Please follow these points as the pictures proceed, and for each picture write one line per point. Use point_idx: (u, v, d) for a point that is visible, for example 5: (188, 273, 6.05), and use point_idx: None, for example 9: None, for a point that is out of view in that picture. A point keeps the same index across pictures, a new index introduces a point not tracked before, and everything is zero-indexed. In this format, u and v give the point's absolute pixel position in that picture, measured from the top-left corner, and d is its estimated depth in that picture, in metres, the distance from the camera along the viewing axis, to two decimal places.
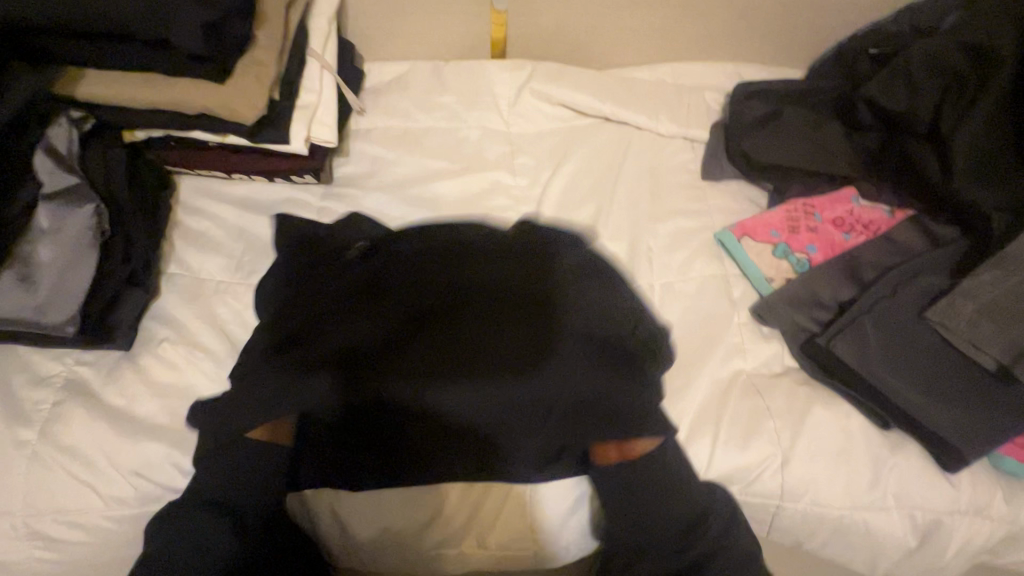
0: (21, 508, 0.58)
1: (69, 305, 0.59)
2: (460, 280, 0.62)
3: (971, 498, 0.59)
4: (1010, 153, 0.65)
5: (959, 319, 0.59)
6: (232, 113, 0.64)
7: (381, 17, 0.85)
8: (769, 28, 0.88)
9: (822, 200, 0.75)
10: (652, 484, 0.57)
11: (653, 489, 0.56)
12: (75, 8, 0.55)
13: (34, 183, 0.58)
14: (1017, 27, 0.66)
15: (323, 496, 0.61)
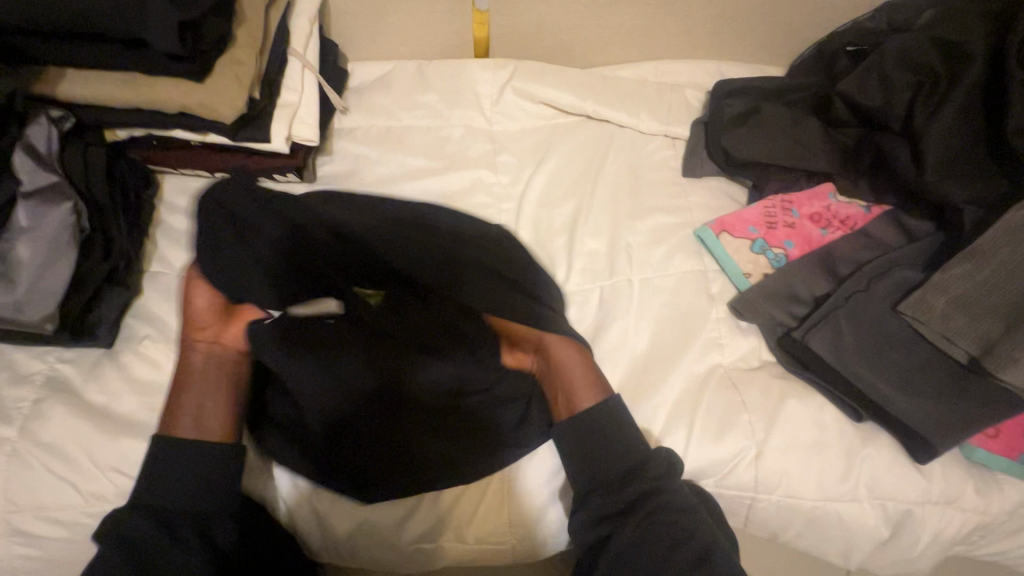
0: (1, 504, 0.59)
1: (47, 302, 0.59)
2: (469, 250, 0.63)
3: (942, 489, 0.59)
4: (982, 149, 0.66)
5: (931, 311, 0.59)
6: (210, 111, 0.64)
7: (364, 17, 0.86)
8: (750, 26, 0.89)
9: (800, 196, 0.76)
10: (601, 449, 0.57)
11: (602, 449, 0.57)
12: (51, 8, 0.55)
13: (13, 182, 0.60)
14: (988, 23, 0.67)
15: (291, 487, 0.62)
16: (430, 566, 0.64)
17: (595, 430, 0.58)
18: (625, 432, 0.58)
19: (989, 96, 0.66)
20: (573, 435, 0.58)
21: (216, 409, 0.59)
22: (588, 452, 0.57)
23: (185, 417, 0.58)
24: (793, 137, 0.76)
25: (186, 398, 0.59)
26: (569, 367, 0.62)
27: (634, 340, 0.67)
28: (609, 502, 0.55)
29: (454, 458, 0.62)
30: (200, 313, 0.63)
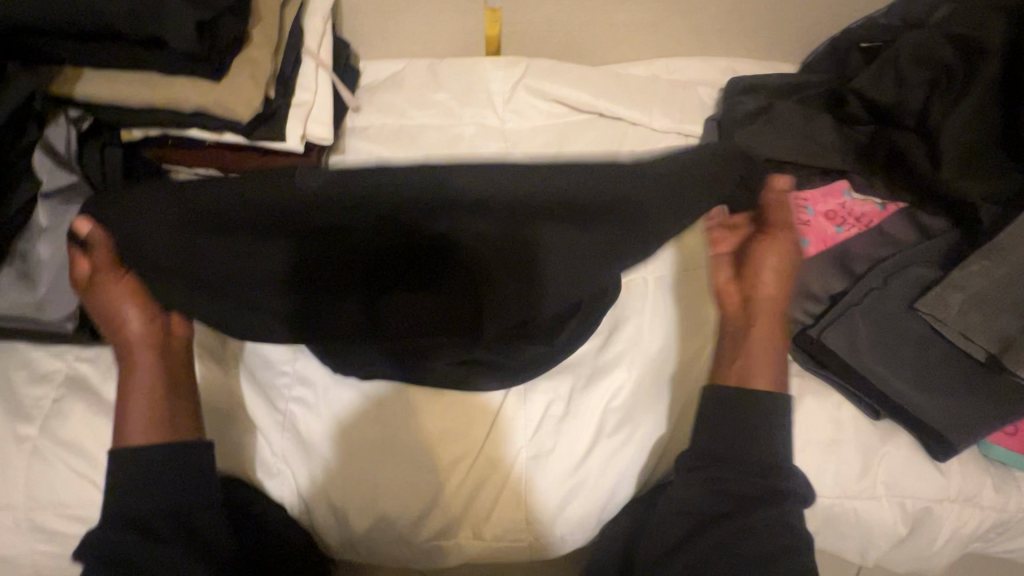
0: (23, 501, 0.60)
1: (66, 302, 0.60)
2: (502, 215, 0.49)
3: (960, 487, 0.59)
4: (999, 145, 0.66)
5: (948, 309, 0.59)
6: (226, 110, 0.65)
7: (376, 15, 0.86)
8: (762, 23, 0.89)
9: (815, 193, 0.76)
10: (751, 436, 0.55)
11: (754, 433, 0.55)
12: (69, 8, 0.55)
13: (32, 180, 0.60)
14: (1005, 18, 0.67)
15: (306, 482, 0.62)
16: (447, 562, 0.65)
17: (750, 416, 0.56)
18: (777, 420, 0.56)
19: (1007, 92, 0.66)
20: (726, 412, 0.57)
21: (166, 417, 0.57)
22: (732, 435, 0.56)
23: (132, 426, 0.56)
24: (807, 134, 0.76)
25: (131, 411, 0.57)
26: (758, 345, 0.61)
27: (647, 340, 0.65)
28: (748, 485, 0.53)
29: (468, 454, 0.62)
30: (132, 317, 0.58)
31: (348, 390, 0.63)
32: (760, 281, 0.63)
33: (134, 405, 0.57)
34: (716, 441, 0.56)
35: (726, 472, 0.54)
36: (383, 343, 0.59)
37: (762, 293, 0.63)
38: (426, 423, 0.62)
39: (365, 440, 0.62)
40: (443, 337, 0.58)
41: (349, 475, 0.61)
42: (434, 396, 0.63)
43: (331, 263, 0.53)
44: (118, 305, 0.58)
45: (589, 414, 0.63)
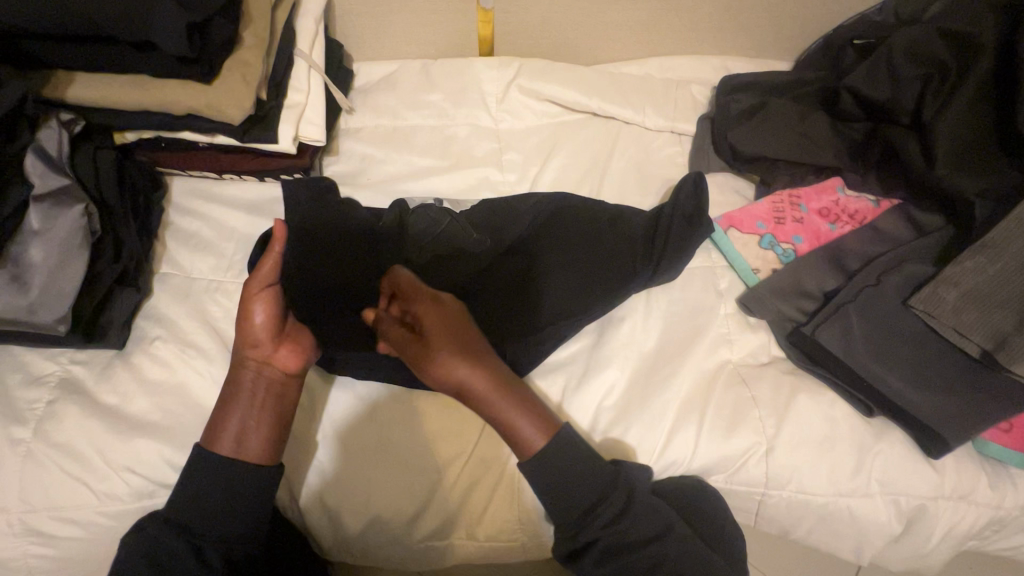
0: (17, 505, 0.60)
1: (60, 304, 0.59)
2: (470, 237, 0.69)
3: (954, 484, 0.59)
4: (992, 140, 0.65)
5: (943, 305, 0.59)
6: (218, 113, 0.65)
7: (370, 16, 0.86)
8: (755, 21, 0.89)
9: (809, 191, 0.75)
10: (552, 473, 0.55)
11: (573, 485, 0.55)
12: (59, 12, 0.56)
13: (24, 185, 0.59)
14: (997, 13, 0.66)
15: (300, 485, 0.62)
16: (442, 563, 0.64)
17: (565, 460, 0.55)
18: (585, 448, 0.56)
19: (999, 88, 0.65)
20: (543, 468, 0.54)
21: (269, 431, 0.58)
22: (565, 491, 0.55)
23: (224, 437, 0.57)
24: (800, 132, 0.75)
25: (231, 419, 0.57)
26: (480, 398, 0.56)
27: (641, 337, 0.67)
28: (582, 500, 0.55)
29: (462, 455, 0.62)
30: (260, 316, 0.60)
31: (347, 393, 0.64)
32: (441, 340, 0.55)
33: (261, 401, 0.58)
34: (547, 487, 0.55)
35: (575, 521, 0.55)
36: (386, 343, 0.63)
37: (454, 363, 0.55)
38: (423, 423, 0.62)
39: (360, 443, 0.62)
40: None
41: (345, 476, 0.61)
42: (427, 399, 0.63)
43: (351, 259, 0.64)
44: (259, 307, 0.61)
45: (583, 416, 0.63)
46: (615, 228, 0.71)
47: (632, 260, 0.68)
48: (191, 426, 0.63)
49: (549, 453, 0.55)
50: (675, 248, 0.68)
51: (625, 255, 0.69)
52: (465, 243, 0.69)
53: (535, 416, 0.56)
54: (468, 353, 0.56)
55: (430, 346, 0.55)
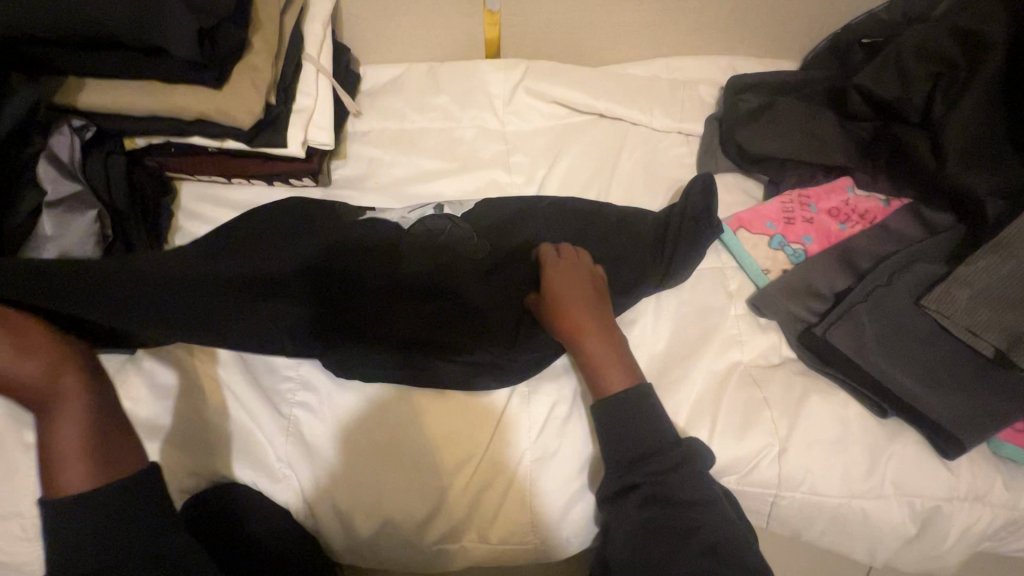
0: (31, 509, 0.60)
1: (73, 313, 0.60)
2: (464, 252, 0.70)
3: (970, 485, 0.58)
4: (1004, 138, 0.65)
5: (955, 306, 0.58)
6: (230, 117, 0.65)
7: (377, 20, 0.86)
8: (762, 21, 0.89)
9: (818, 190, 0.75)
10: (630, 441, 0.56)
11: (626, 431, 0.56)
12: (69, 20, 0.56)
13: (36, 191, 0.61)
14: (1009, 10, 0.66)
15: (311, 488, 0.62)
16: (451, 566, 0.64)
17: (624, 414, 0.57)
18: (653, 427, 0.56)
19: (1008, 86, 0.65)
20: (609, 419, 0.57)
21: (108, 445, 0.54)
22: (614, 436, 0.57)
23: (65, 465, 0.51)
24: (808, 131, 0.75)
25: (60, 440, 0.52)
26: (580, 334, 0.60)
27: (652, 339, 0.67)
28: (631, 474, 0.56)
29: (473, 457, 0.62)
30: (27, 360, 0.53)
31: (355, 395, 0.64)
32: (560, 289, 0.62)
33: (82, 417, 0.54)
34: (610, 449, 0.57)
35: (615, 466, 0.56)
36: (393, 340, 0.64)
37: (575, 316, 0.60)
38: (435, 425, 0.62)
39: (366, 445, 0.62)
40: (445, 332, 0.65)
41: (358, 478, 0.61)
42: (428, 401, 0.63)
43: (346, 281, 0.67)
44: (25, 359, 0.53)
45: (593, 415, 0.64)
46: (624, 233, 0.70)
47: (646, 264, 0.68)
48: (202, 430, 0.63)
49: (615, 408, 0.57)
50: (686, 246, 0.68)
51: (638, 258, 0.68)
52: (453, 248, 0.70)
53: (621, 367, 0.59)
54: (580, 293, 0.62)
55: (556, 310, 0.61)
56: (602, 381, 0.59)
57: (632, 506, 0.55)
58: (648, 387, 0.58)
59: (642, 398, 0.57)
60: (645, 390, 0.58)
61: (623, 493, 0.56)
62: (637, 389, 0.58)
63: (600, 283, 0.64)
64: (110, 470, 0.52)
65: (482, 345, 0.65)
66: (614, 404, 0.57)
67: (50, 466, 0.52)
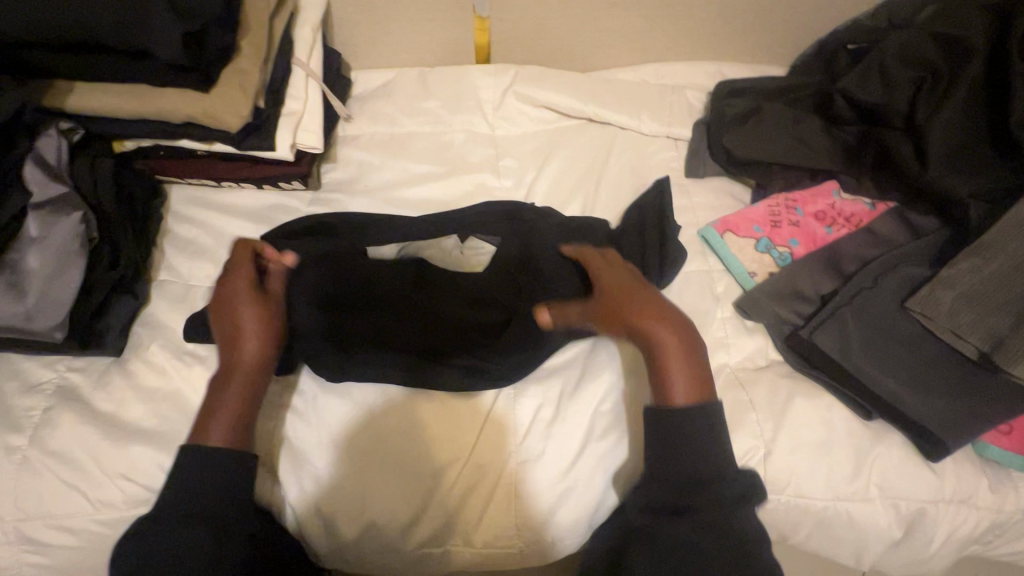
0: (11, 512, 0.60)
1: (58, 311, 0.58)
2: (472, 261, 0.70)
3: (955, 488, 0.58)
4: (986, 143, 0.65)
5: (940, 308, 0.58)
6: (215, 120, 0.65)
7: (366, 24, 0.86)
8: (749, 27, 0.89)
9: (804, 194, 0.75)
10: (681, 455, 0.54)
11: (686, 443, 0.55)
12: (55, 24, 0.56)
13: (23, 193, 0.59)
14: (990, 17, 0.67)
15: (297, 490, 0.61)
16: (436, 570, 0.64)
17: (681, 425, 0.55)
18: (699, 447, 0.55)
19: (990, 91, 0.66)
20: (662, 432, 0.56)
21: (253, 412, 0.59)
22: (668, 448, 0.55)
23: (214, 426, 0.57)
24: (794, 135, 0.76)
25: (224, 400, 0.58)
26: (664, 349, 0.57)
27: None
28: (670, 493, 0.54)
29: (459, 460, 0.61)
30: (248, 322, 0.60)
31: (345, 399, 0.63)
32: (630, 297, 0.60)
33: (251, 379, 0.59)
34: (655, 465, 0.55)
35: (670, 481, 0.54)
36: (401, 344, 0.65)
37: (653, 328, 0.58)
38: (422, 427, 0.62)
39: (352, 447, 0.61)
40: (450, 342, 0.66)
41: (345, 481, 0.61)
42: (410, 403, 0.63)
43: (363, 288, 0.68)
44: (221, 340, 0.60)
45: (580, 417, 0.63)
46: (611, 243, 0.72)
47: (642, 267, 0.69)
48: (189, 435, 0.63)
49: (671, 419, 0.55)
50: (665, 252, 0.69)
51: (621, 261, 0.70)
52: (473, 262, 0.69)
53: (689, 378, 0.57)
54: (652, 307, 0.59)
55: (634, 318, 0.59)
56: (668, 386, 0.57)
57: (682, 528, 0.52)
58: (711, 404, 0.56)
59: (707, 416, 0.56)
60: (712, 409, 0.56)
61: (673, 512, 0.53)
62: (703, 406, 0.56)
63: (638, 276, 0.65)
64: (241, 440, 0.57)
65: (489, 356, 0.64)
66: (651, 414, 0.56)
67: (200, 419, 0.57)
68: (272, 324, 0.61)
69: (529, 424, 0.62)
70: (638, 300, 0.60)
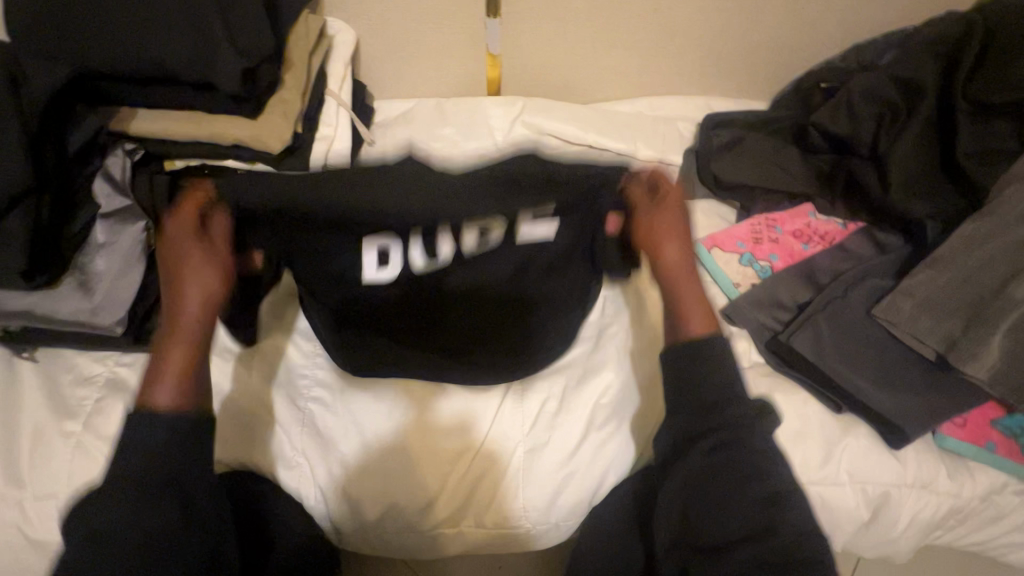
0: (64, 491, 0.66)
1: (118, 308, 0.67)
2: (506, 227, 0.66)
3: (917, 474, 0.65)
4: (939, 171, 0.74)
5: (901, 314, 0.66)
6: (261, 143, 0.74)
7: (391, 60, 0.96)
8: (735, 66, 0.99)
9: (783, 215, 0.84)
10: (701, 389, 0.55)
11: (711, 383, 0.55)
12: (134, 61, 0.66)
13: (92, 205, 0.68)
14: (940, 61, 0.76)
15: (324, 474, 0.68)
16: (447, 550, 0.69)
17: (705, 353, 0.57)
18: (729, 382, 0.55)
19: (942, 127, 0.75)
20: (683, 358, 0.57)
21: (202, 373, 0.56)
22: (681, 394, 0.56)
23: (163, 384, 0.53)
24: (772, 162, 0.85)
25: (167, 365, 0.55)
26: (691, 295, 0.63)
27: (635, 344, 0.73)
28: (696, 418, 0.54)
29: (471, 449, 0.68)
30: (196, 270, 0.58)
31: (363, 396, 0.70)
32: (665, 241, 0.65)
33: (189, 346, 0.56)
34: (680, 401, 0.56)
35: (693, 407, 0.54)
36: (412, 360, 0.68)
37: (669, 258, 0.65)
38: (438, 418, 0.69)
39: (369, 440, 0.68)
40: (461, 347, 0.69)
41: (368, 467, 0.67)
42: (419, 401, 0.69)
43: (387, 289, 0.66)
44: (181, 312, 0.58)
45: (581, 411, 0.70)
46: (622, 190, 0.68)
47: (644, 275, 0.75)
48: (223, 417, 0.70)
49: (692, 348, 0.57)
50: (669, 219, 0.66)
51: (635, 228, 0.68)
52: (492, 189, 0.66)
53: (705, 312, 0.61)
54: (680, 235, 0.66)
55: (659, 254, 0.65)
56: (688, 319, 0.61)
57: (705, 447, 0.52)
58: (727, 338, 0.59)
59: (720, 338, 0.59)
60: (725, 339, 0.59)
61: (693, 438, 0.54)
62: (720, 336, 0.59)
63: (686, 221, 0.68)
64: (191, 395, 0.54)
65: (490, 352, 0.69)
66: (676, 351, 0.58)
67: (147, 379, 0.54)
68: (212, 263, 0.59)
69: (535, 416, 0.69)
70: (670, 248, 0.65)
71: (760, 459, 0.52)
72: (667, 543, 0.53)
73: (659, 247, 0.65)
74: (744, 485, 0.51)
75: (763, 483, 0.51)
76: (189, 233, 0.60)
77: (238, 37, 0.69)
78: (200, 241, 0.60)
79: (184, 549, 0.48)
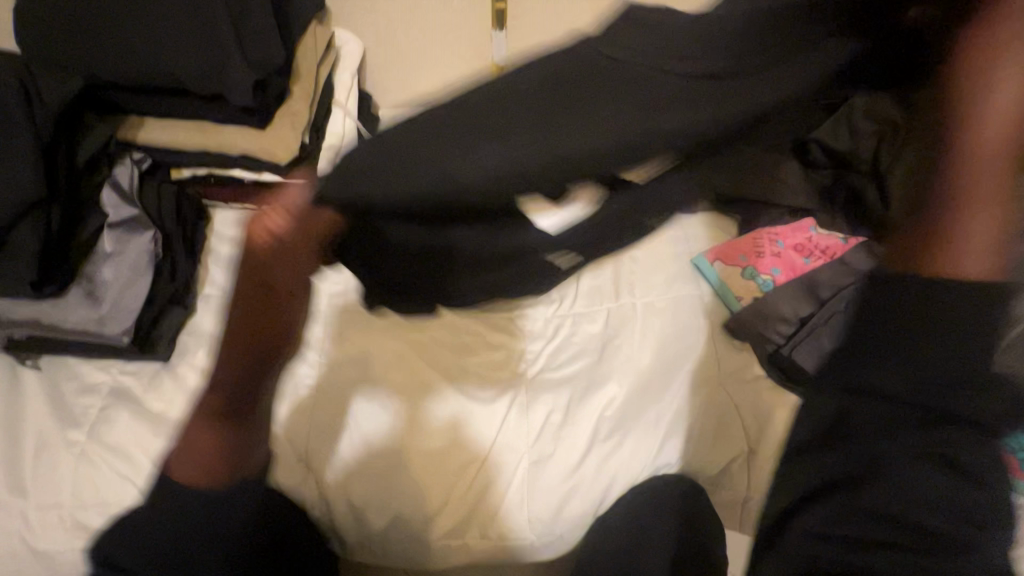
0: (68, 500, 0.66)
1: (126, 318, 0.68)
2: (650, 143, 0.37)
3: None
4: None
5: None
6: (268, 154, 0.74)
7: (396, 70, 0.97)
8: None
9: (785, 229, 0.86)
10: (901, 339, 0.37)
11: (942, 315, 0.36)
12: (143, 72, 0.66)
13: (100, 214, 0.69)
14: None
15: (329, 486, 0.68)
16: (450, 564, 0.69)
17: (929, 306, 0.36)
18: (949, 357, 0.36)
19: None
20: (912, 303, 0.37)
21: (240, 403, 0.44)
22: (876, 338, 0.38)
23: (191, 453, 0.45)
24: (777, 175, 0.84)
25: (217, 370, 0.43)
26: (989, 178, 0.35)
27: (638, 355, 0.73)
28: (891, 380, 0.38)
29: (476, 460, 0.68)
30: (275, 264, 0.39)
31: (368, 402, 0.70)
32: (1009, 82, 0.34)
33: (239, 371, 0.43)
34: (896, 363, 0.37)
35: (896, 367, 0.37)
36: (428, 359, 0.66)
37: (987, 121, 0.35)
38: (443, 429, 0.69)
39: (375, 450, 0.68)
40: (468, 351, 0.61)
41: (374, 478, 0.67)
42: (419, 417, 0.70)
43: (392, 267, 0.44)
44: (246, 293, 0.41)
45: (586, 422, 0.70)
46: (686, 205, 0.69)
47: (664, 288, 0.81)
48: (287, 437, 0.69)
49: (941, 290, 0.36)
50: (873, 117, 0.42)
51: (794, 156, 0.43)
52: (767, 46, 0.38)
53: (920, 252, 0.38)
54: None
55: (962, 112, 0.35)
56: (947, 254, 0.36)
57: (910, 420, 0.37)
58: (1009, 290, 0.35)
59: (997, 304, 0.35)
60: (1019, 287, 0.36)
61: (905, 407, 0.37)
62: (1003, 284, 0.35)
63: None
64: (218, 464, 0.44)
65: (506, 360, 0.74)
66: (925, 289, 0.36)
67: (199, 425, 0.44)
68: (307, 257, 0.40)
69: (540, 427, 0.70)
70: (1015, 62, 0.34)
71: (968, 433, 0.37)
72: (821, 537, 0.39)
73: (991, 85, 0.34)
74: (932, 476, 0.37)
75: (953, 456, 0.37)
76: (276, 216, 0.38)
77: (249, 49, 0.69)
78: (260, 225, 0.38)
79: (216, 518, 0.45)
